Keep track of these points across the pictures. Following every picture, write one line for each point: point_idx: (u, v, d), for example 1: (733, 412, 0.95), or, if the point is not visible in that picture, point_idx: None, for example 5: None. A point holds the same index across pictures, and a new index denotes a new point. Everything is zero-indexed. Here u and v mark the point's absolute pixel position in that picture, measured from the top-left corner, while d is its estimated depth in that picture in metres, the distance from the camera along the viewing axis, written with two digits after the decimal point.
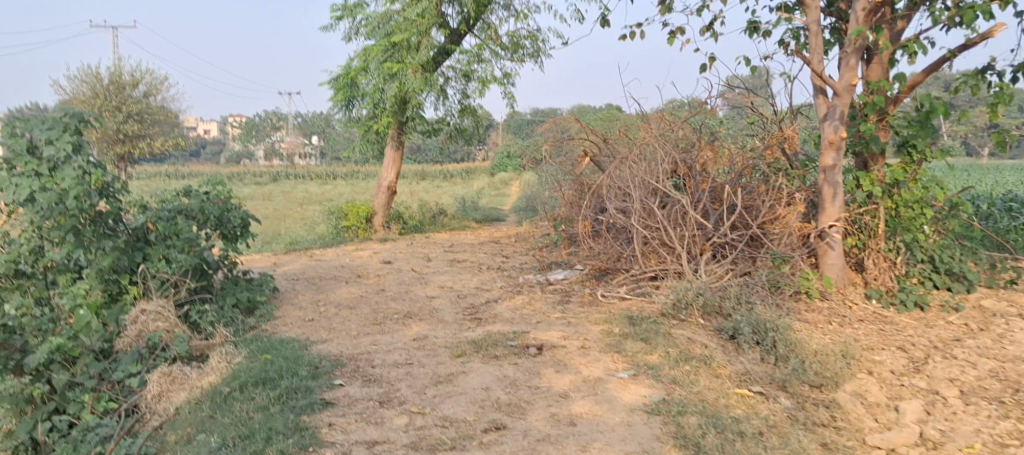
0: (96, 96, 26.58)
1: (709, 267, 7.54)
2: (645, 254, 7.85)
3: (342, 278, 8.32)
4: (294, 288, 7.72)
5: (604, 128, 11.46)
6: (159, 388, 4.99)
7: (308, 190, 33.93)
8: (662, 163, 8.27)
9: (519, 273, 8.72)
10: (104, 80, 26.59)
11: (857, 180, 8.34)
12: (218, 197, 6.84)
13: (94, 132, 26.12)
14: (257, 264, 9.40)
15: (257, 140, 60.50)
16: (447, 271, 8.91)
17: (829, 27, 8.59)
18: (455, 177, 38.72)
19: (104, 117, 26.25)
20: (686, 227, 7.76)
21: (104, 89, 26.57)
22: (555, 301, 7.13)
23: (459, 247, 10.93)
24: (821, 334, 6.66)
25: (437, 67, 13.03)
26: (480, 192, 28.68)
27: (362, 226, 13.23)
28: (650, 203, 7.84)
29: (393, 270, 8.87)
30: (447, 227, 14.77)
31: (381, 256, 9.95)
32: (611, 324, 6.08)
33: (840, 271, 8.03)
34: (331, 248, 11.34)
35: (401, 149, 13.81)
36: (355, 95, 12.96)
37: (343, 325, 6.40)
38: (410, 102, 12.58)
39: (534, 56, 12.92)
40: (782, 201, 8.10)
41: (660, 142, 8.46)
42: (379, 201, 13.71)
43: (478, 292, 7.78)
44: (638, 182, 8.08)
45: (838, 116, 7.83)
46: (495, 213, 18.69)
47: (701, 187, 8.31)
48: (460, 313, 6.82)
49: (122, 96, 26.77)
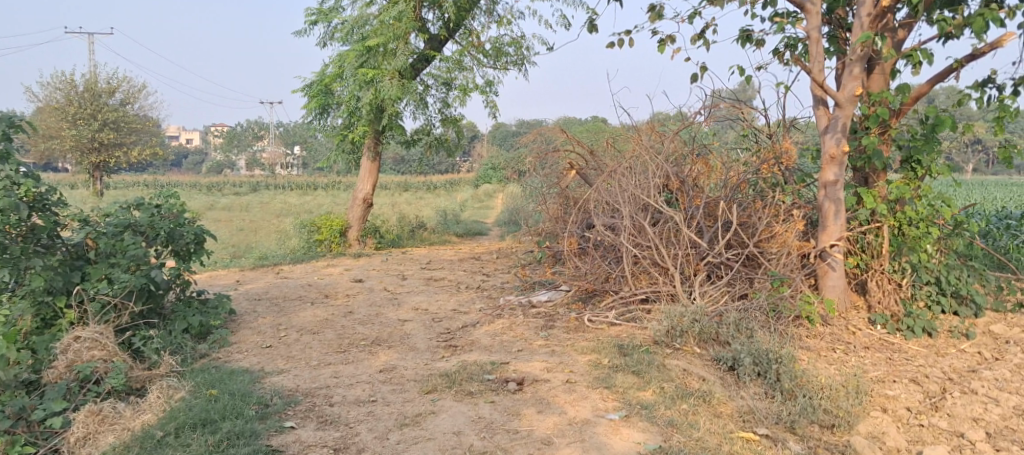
0: (71, 103, 25.85)
1: (704, 290, 7.00)
2: (636, 274, 7.31)
3: (309, 299, 7.72)
4: (254, 310, 7.10)
5: (590, 139, 10.95)
6: (85, 430, 4.37)
7: (288, 200, 33.23)
8: (653, 177, 7.76)
9: (499, 294, 8.15)
10: (79, 87, 25.90)
11: (859, 197, 7.86)
12: (170, 211, 6.18)
13: (67, 139, 25.37)
14: (220, 282, 8.77)
15: (239, 150, 59.75)
16: (422, 290, 8.33)
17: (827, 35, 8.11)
18: (439, 189, 38.22)
19: (79, 125, 25.49)
20: (679, 245, 7.24)
21: (78, 96, 25.88)
22: (538, 327, 6.56)
23: (437, 264, 10.34)
24: (826, 363, 6.12)
25: (416, 74, 12.53)
26: (464, 204, 28.13)
27: (336, 241, 12.66)
28: (640, 220, 7.30)
29: (364, 289, 8.28)
30: (427, 242, 14.19)
31: (353, 273, 9.36)
32: (599, 354, 5.51)
33: (842, 293, 7.52)
34: (302, 264, 10.73)
35: (378, 160, 13.25)
36: (330, 102, 12.56)
37: (303, 353, 5.79)
38: (386, 110, 12.04)
39: (517, 63, 12.42)
40: (779, 218, 7.64)
41: (651, 154, 7.91)
42: (354, 214, 13.13)
43: (456, 315, 7.20)
44: (627, 197, 7.57)
45: (841, 128, 7.35)
46: (477, 227, 18.17)
47: (694, 203, 7.80)
48: (434, 339, 6.24)
49: (97, 103, 26.07)
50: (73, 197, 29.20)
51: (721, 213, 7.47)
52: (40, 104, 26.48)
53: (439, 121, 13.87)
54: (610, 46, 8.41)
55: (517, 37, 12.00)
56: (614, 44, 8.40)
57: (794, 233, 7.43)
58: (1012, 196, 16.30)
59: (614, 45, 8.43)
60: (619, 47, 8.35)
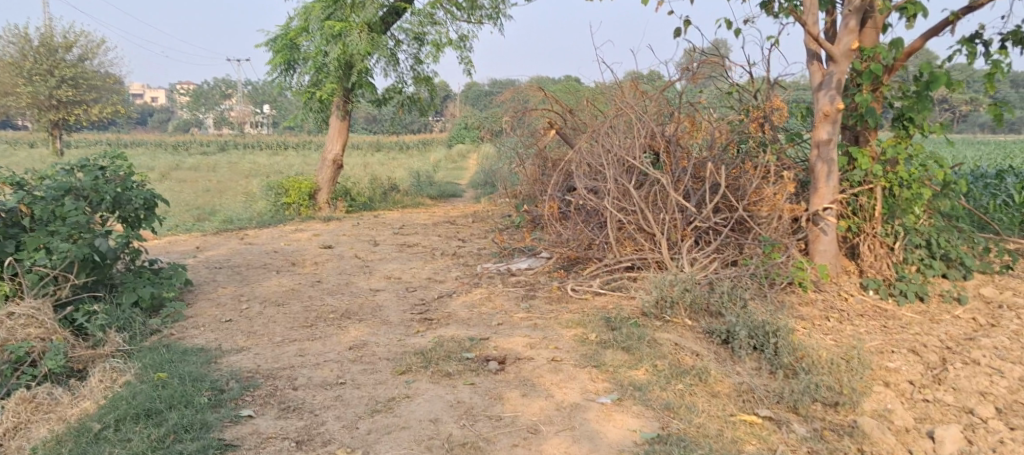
0: (26, 59, 24.76)
1: (693, 256, 6.63)
2: (620, 240, 6.89)
3: (273, 267, 7.26)
4: (214, 280, 6.63)
5: (569, 98, 10.49)
6: (15, 420, 3.91)
7: (257, 161, 32.38)
8: (638, 137, 7.33)
9: (476, 261, 7.73)
10: (34, 42, 24.81)
11: (850, 157, 7.40)
12: (116, 174, 5.67)
13: (23, 96, 24.35)
14: (179, 250, 8.26)
15: (206, 108, 58.33)
16: (395, 257, 7.89)
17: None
18: (412, 149, 37.58)
19: (35, 81, 24.40)
20: (666, 209, 6.85)
21: (33, 51, 24.80)
22: (518, 297, 6.19)
23: (410, 228, 9.88)
24: (822, 334, 5.78)
25: (386, 28, 11.93)
26: (438, 165, 27.58)
27: (304, 204, 12.13)
28: (626, 182, 6.88)
29: (333, 256, 7.82)
30: (400, 205, 13.70)
31: (322, 239, 8.89)
32: (585, 328, 5.14)
33: (833, 259, 7.15)
34: (267, 229, 10.22)
35: (347, 119, 12.66)
36: (296, 57, 11.98)
37: (266, 328, 5.36)
38: (355, 66, 11.47)
39: (492, 18, 11.88)
40: (770, 180, 7.25)
41: (638, 112, 7.43)
42: (323, 176, 12.59)
43: (431, 284, 6.79)
44: (612, 158, 7.13)
45: (835, 84, 6.92)
46: (452, 189, 17.72)
47: (681, 164, 7.39)
48: (408, 312, 5.82)
49: (54, 59, 24.97)
50: (32, 157, 28.19)
51: (709, 175, 7.06)
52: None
53: (410, 79, 13.30)
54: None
55: None
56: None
57: (785, 195, 7.06)
58: (990, 156, 16.18)
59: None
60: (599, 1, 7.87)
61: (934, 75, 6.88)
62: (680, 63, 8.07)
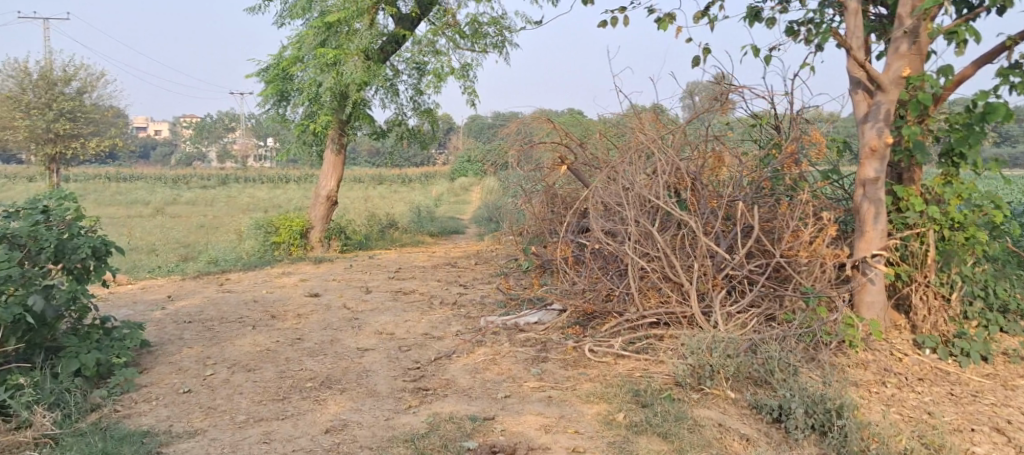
0: (25, 92, 24.36)
1: (728, 310, 5.75)
2: (643, 291, 6.01)
3: (251, 320, 6.45)
4: (180, 340, 5.84)
5: (580, 130, 9.71)
6: None
7: (257, 195, 31.77)
8: (662, 174, 6.49)
9: (478, 312, 6.90)
10: (33, 75, 24.35)
11: (895, 196, 6.51)
12: (62, 219, 4.97)
13: (21, 130, 23.84)
14: (150, 299, 7.48)
15: (209, 141, 57.93)
16: (388, 308, 7.07)
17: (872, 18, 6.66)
18: (414, 183, 36.93)
19: (33, 115, 23.92)
20: (695, 255, 6.00)
21: (32, 85, 24.32)
22: (527, 360, 5.34)
23: (408, 272, 9.07)
24: (886, 405, 4.90)
25: (385, 58, 11.24)
26: (440, 199, 26.89)
27: (295, 243, 11.35)
28: (648, 224, 6.02)
29: (319, 307, 7.01)
30: (398, 243, 12.92)
31: (310, 285, 8.10)
32: (609, 404, 4.30)
33: (882, 312, 6.15)
34: (253, 272, 9.45)
35: (342, 153, 11.90)
36: (289, 88, 11.27)
37: (231, 403, 4.54)
38: (350, 97, 10.76)
39: (497, 46, 11.18)
40: (809, 222, 6.40)
41: (660, 145, 6.59)
42: (316, 213, 11.82)
43: (427, 342, 5.96)
44: (632, 197, 6.28)
45: (884, 116, 6.04)
46: (454, 225, 16.96)
47: (709, 204, 6.53)
48: (399, 379, 4.98)
49: (53, 92, 24.48)
50: (28, 193, 27.65)
51: (742, 216, 6.20)
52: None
53: (411, 111, 12.58)
54: (601, 26, 7.15)
55: (498, 15, 10.74)
56: (607, 24, 7.14)
57: (825, 239, 6.21)
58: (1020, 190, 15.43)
59: (606, 25, 7.15)
60: (613, 26, 7.09)
61: (990, 106, 5.99)
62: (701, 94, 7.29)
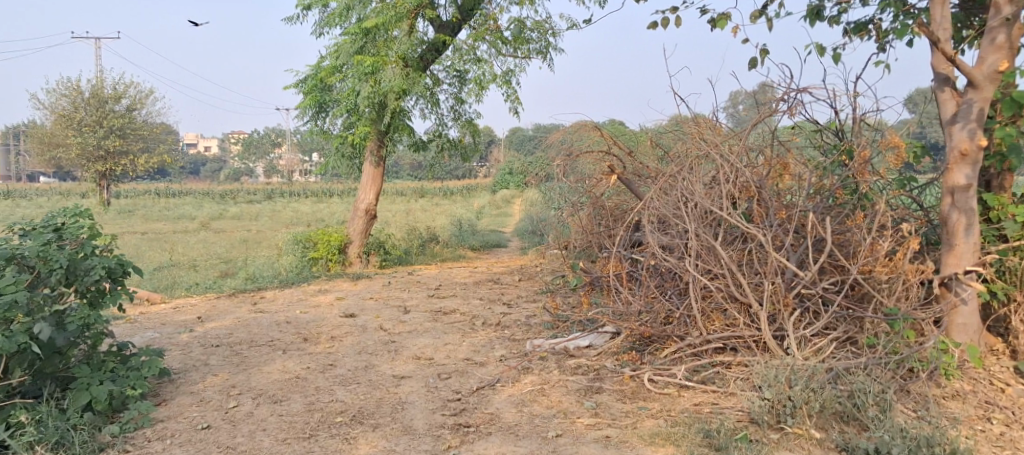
0: (78, 110, 24.82)
1: (803, 334, 5.13)
2: (706, 312, 5.42)
3: (282, 344, 6.05)
4: (205, 366, 5.45)
5: (629, 138, 9.16)
6: None
7: (301, 209, 31.92)
8: (724, 183, 5.90)
9: (523, 334, 6.39)
10: (85, 93, 24.79)
11: (987, 205, 5.81)
12: (75, 238, 4.61)
13: (73, 147, 24.25)
14: (180, 320, 7.13)
15: (255, 157, 58.61)
16: (427, 329, 6.59)
17: (957, 7, 5.97)
18: (456, 195, 36.69)
19: (85, 132, 24.38)
20: (764, 272, 5.39)
21: (83, 103, 24.75)
22: (580, 390, 4.81)
23: (448, 289, 8.60)
24: (998, 449, 4.25)
25: (425, 67, 10.85)
26: (481, 211, 26.51)
27: (333, 259, 10.99)
28: (711, 239, 5.43)
29: (354, 329, 6.56)
30: (438, 257, 12.49)
31: (346, 304, 7.68)
32: (678, 447, 3.81)
33: (977, 336, 5.44)
34: (289, 290, 9.10)
35: (381, 165, 11.50)
36: (326, 99, 10.96)
37: (253, 441, 4.12)
38: (388, 106, 10.39)
39: (541, 52, 10.72)
40: (889, 235, 5.74)
41: (723, 150, 5.99)
42: (355, 228, 11.44)
43: (469, 368, 5.47)
44: (692, 208, 5.70)
45: (975, 116, 5.36)
46: (496, 238, 16.51)
47: (776, 216, 5.91)
48: (437, 413, 4.50)
49: (103, 110, 24.87)
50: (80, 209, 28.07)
51: (814, 229, 5.57)
52: (46, 111, 25.34)
53: (451, 121, 12.17)
54: (650, 28, 6.63)
55: (541, 20, 10.28)
56: (655, 26, 6.61)
57: (908, 255, 5.54)
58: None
59: (655, 27, 6.63)
60: (663, 28, 6.57)
61: None
62: (748, 102, 6.70)
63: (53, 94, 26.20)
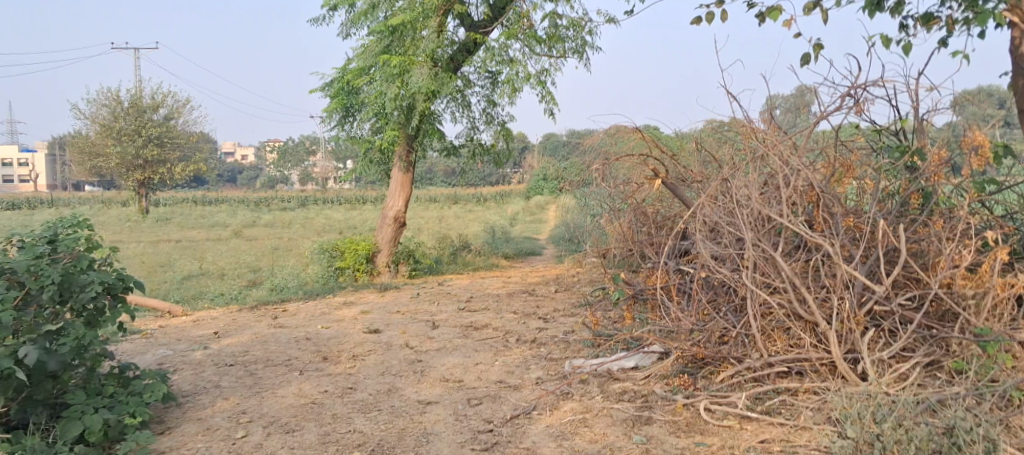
0: (117, 120, 24.94)
1: (878, 357, 4.52)
2: (767, 331, 4.83)
3: (300, 363, 5.60)
4: (216, 389, 5.02)
5: (671, 141, 8.58)
6: None
7: (334, 216, 31.77)
8: (783, 188, 5.30)
9: (561, 353, 5.85)
10: (124, 102, 24.92)
11: None
12: (71, 251, 4.13)
13: (111, 156, 24.38)
14: (196, 335, 6.72)
15: (291, 165, 58.92)
16: (457, 347, 6.10)
17: None
18: (489, 202, 36.29)
19: (124, 141, 24.53)
20: (832, 286, 4.78)
21: (123, 112, 24.89)
22: (626, 421, 4.27)
23: (480, 301, 8.11)
24: None
25: (456, 68, 10.40)
26: (515, 218, 26.02)
27: (361, 269, 10.56)
28: (771, 249, 4.85)
29: (378, 346, 6.09)
30: (470, 267, 12.01)
31: (372, 319, 7.22)
32: None
33: None
34: (315, 302, 8.69)
35: (410, 171, 11.04)
36: (354, 103, 10.56)
37: None
38: (418, 108, 9.95)
39: (577, 51, 10.21)
40: (973, 244, 5.10)
41: (781, 151, 5.41)
42: (383, 236, 11.00)
43: (502, 392, 4.95)
44: (748, 215, 5.12)
45: None
46: (530, 246, 16.00)
47: (843, 223, 5.30)
48: (467, 447, 4.00)
49: (142, 118, 24.99)
50: (118, 217, 28.22)
51: (888, 237, 4.96)
52: (86, 121, 25.51)
53: (483, 124, 11.71)
54: (691, 23, 6.09)
55: (577, 17, 9.77)
56: (698, 22, 6.07)
57: (997, 266, 4.89)
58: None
59: (698, 23, 6.08)
60: (706, 23, 6.02)
61: None
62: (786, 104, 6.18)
63: (92, 104, 26.40)
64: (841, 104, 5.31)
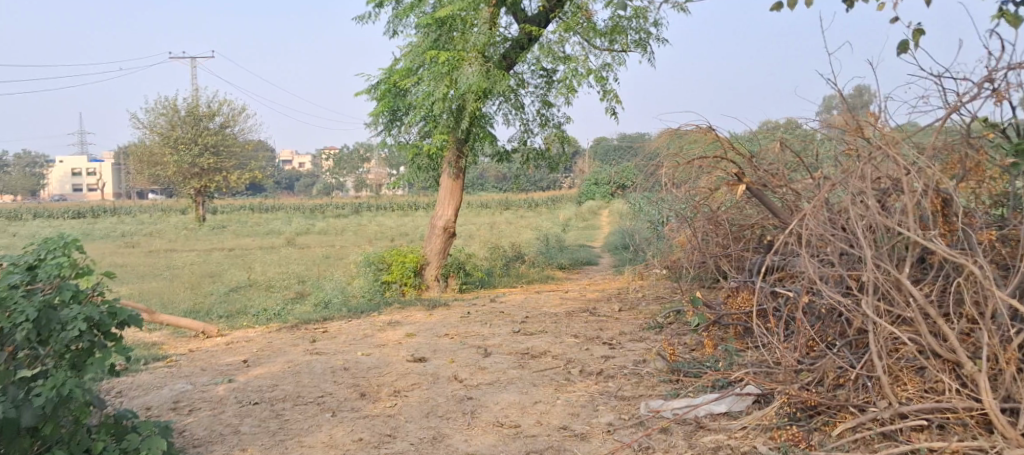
0: (174, 128, 24.91)
1: None
2: (896, 374, 3.89)
3: (333, 401, 4.88)
4: (235, 436, 4.34)
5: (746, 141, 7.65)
6: None
7: (386, 223, 31.37)
8: (904, 196, 4.35)
9: (633, 390, 5.00)
10: (181, 112, 24.89)
11: None
12: (51, 280, 3.54)
13: (169, 165, 24.37)
14: (225, 363, 6.07)
15: (345, 171, 59.05)
16: (512, 380, 5.31)
17: None
18: (541, 207, 35.56)
19: (181, 150, 24.48)
20: (978, 318, 3.82)
21: (180, 121, 24.86)
22: None
23: (537, 321, 7.29)
24: None
25: (508, 66, 9.63)
26: (569, 224, 25.22)
27: (408, 282, 9.87)
28: (897, 271, 3.91)
29: (423, 379, 5.33)
30: (523, 279, 11.23)
31: (416, 343, 6.47)
32: None
33: None
34: (358, 321, 8.00)
35: (460, 178, 10.30)
36: (401, 105, 9.87)
37: None
38: (467, 110, 9.23)
39: (640, 45, 9.36)
40: None
41: (900, 151, 4.47)
42: (431, 247, 10.28)
43: (566, 443, 4.15)
44: (865, 230, 4.18)
45: None
46: (587, 255, 15.15)
47: (982, 236, 4.31)
48: None
49: (198, 127, 24.94)
50: (175, 225, 28.29)
51: None
52: (145, 130, 25.58)
53: (537, 127, 10.91)
54: (773, 10, 5.31)
55: (641, 7, 8.93)
56: (780, 8, 5.28)
57: None
58: None
59: (784, 7, 5.18)
60: (791, 9, 5.20)
61: None
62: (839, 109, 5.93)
63: (150, 114, 26.49)
64: (974, 94, 4.33)
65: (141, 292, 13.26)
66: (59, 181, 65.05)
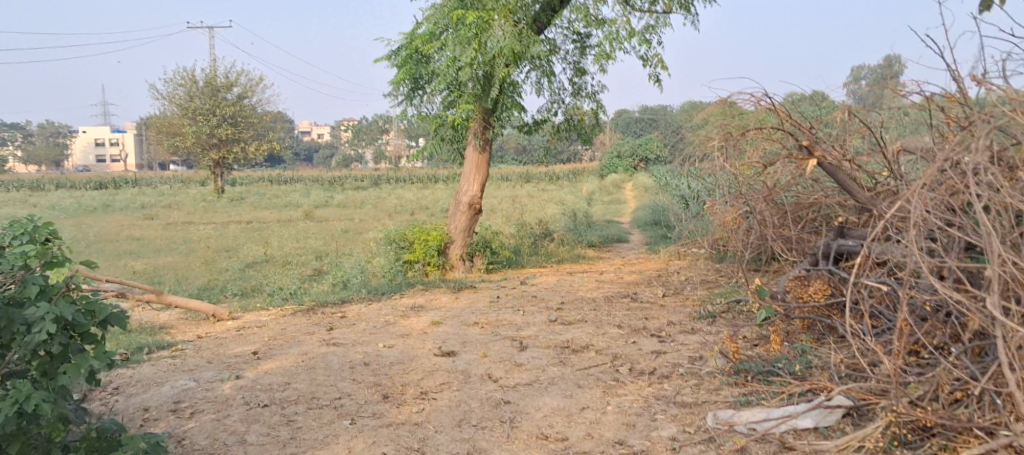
0: (192, 99, 24.33)
1: None
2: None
3: (352, 404, 4.30)
4: (238, 448, 3.78)
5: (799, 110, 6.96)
6: None
7: (406, 195, 30.80)
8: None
9: (693, 394, 4.36)
10: (199, 82, 24.31)
11: None
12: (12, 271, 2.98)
13: (187, 136, 23.87)
14: (233, 355, 5.49)
15: (365, 143, 58.50)
16: (553, 381, 4.69)
17: None
18: (563, 180, 34.83)
19: (198, 121, 23.94)
20: None
21: (198, 91, 24.29)
22: None
23: (574, 309, 6.65)
24: None
25: (539, 29, 8.91)
26: (594, 198, 24.50)
27: (431, 262, 9.28)
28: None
29: (453, 378, 4.72)
30: (553, 258, 10.60)
31: (443, 334, 5.86)
32: None
33: None
34: (379, 305, 7.41)
35: (486, 150, 9.63)
36: (424, 72, 9.18)
37: None
38: (496, 76, 8.55)
39: (683, 5, 8.59)
40: None
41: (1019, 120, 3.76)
42: (455, 224, 9.66)
43: None
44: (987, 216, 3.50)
45: None
46: (617, 231, 14.47)
47: None
48: None
49: (216, 98, 24.36)
50: (194, 197, 27.89)
51: None
52: (163, 101, 25.07)
53: (569, 95, 10.17)
54: None
55: None
56: None
57: None
58: None
59: None
60: None
61: None
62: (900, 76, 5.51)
63: (168, 84, 25.96)
64: None
65: (157, 267, 12.78)
66: (81, 152, 65.00)
